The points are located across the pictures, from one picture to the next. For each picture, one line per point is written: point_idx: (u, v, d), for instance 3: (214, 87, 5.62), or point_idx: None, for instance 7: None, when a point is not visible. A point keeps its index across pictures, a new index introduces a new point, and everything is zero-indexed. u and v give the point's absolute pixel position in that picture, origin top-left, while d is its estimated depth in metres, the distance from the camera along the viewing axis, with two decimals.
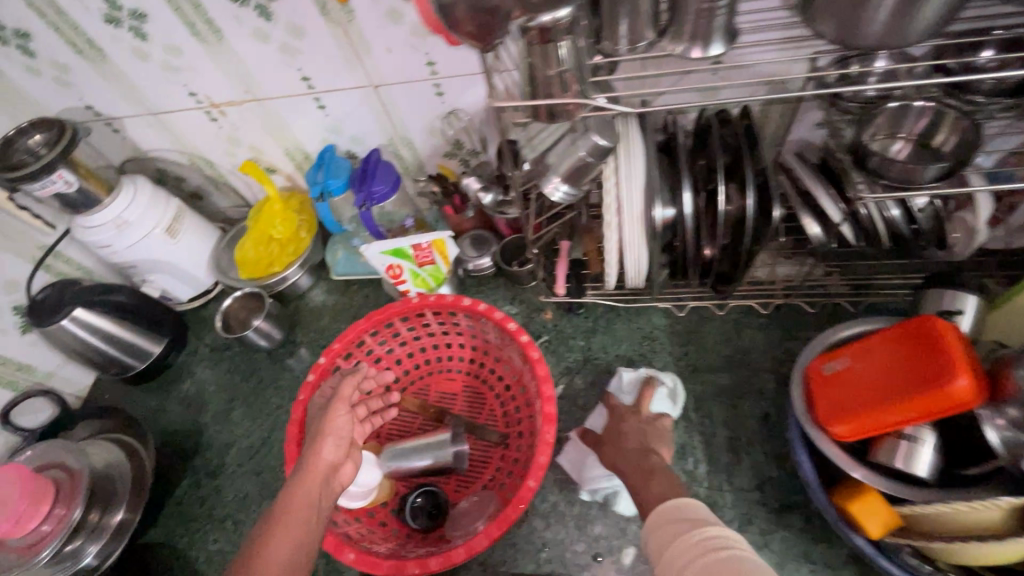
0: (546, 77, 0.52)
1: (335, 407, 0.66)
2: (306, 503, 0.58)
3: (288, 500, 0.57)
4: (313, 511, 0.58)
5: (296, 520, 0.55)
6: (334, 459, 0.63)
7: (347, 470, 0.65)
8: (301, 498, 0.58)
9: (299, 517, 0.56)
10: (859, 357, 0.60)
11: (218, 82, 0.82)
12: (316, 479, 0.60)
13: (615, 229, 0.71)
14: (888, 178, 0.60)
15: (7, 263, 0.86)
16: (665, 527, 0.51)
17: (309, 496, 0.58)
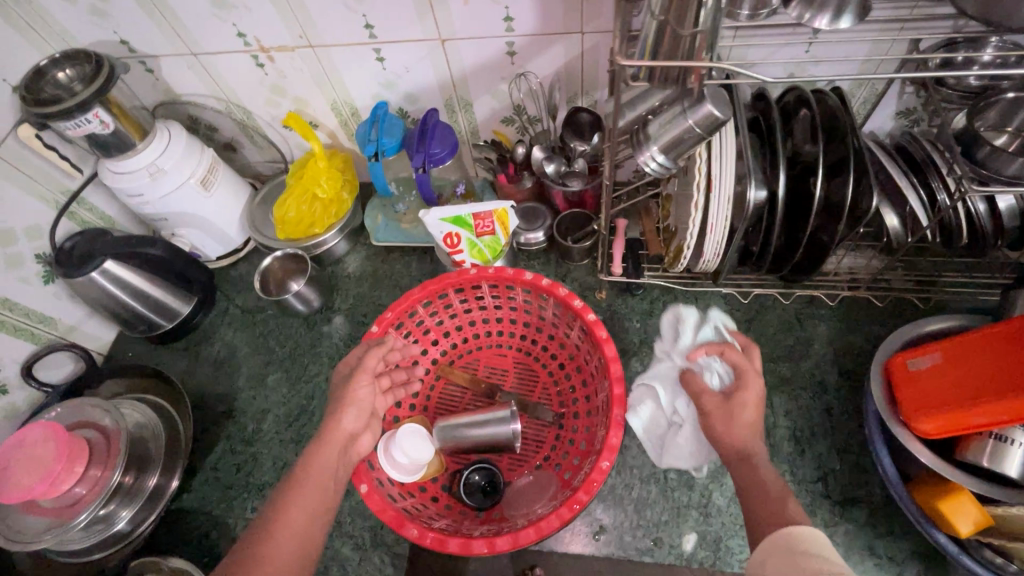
0: (674, 35, 0.47)
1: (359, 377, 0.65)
2: (324, 469, 0.58)
3: (307, 465, 0.58)
4: (331, 478, 0.58)
5: (310, 486, 0.56)
6: (355, 428, 0.63)
7: (365, 439, 0.65)
8: (320, 464, 0.58)
9: (316, 484, 0.56)
10: (952, 355, 0.59)
11: (271, 23, 0.76)
12: (337, 445, 0.60)
13: (700, 209, 0.66)
14: (997, 172, 0.59)
15: (30, 206, 0.80)
16: (786, 551, 0.46)
17: (327, 463, 0.59)
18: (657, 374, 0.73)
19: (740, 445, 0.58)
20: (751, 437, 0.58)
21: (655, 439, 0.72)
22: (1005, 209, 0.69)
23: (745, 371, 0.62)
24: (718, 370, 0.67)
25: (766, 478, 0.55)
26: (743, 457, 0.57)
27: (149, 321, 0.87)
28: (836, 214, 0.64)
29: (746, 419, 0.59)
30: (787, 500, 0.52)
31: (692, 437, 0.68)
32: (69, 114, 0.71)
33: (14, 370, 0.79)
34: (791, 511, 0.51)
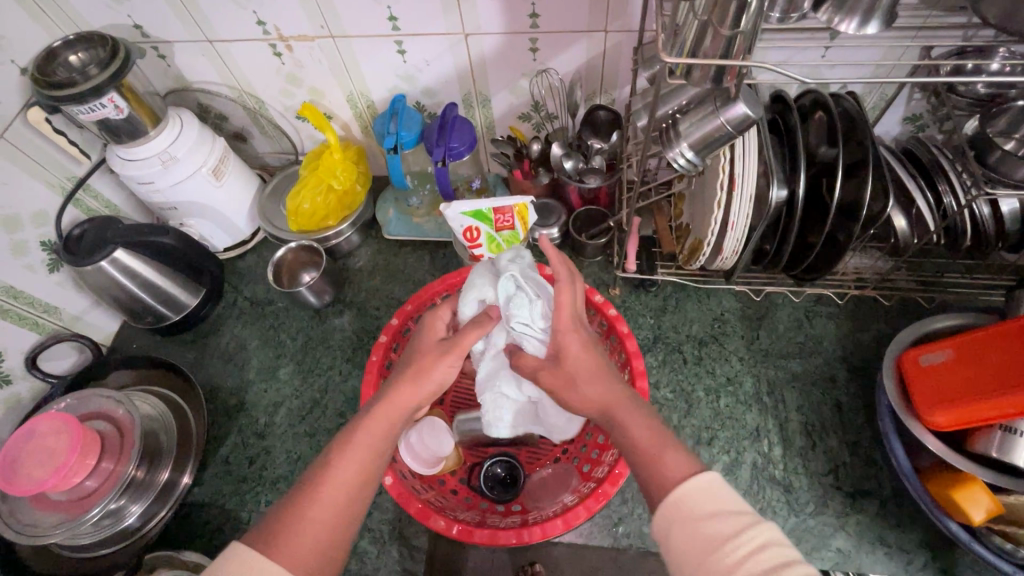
0: (715, 35, 0.48)
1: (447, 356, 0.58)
2: (381, 435, 0.52)
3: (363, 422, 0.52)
4: (387, 446, 0.52)
5: (361, 449, 0.50)
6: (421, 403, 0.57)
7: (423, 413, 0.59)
8: (378, 427, 0.52)
9: (364, 454, 0.50)
10: (965, 351, 0.61)
11: (293, 12, 0.75)
12: (400, 412, 0.55)
13: (722, 207, 0.67)
14: (1006, 176, 0.61)
15: (36, 192, 0.78)
16: (683, 524, 0.41)
17: (383, 428, 0.53)
18: (493, 370, 0.69)
19: (595, 403, 0.53)
20: (592, 388, 0.54)
21: (535, 418, 0.72)
22: (1008, 212, 0.72)
23: (563, 323, 0.58)
24: (525, 320, 0.64)
25: (632, 430, 0.49)
26: (605, 412, 0.52)
27: (157, 313, 0.86)
28: (852, 214, 0.66)
29: (579, 372, 0.55)
30: (665, 453, 0.46)
31: (553, 408, 0.68)
32: (83, 98, 0.70)
33: (17, 360, 0.77)
34: (673, 470, 0.45)
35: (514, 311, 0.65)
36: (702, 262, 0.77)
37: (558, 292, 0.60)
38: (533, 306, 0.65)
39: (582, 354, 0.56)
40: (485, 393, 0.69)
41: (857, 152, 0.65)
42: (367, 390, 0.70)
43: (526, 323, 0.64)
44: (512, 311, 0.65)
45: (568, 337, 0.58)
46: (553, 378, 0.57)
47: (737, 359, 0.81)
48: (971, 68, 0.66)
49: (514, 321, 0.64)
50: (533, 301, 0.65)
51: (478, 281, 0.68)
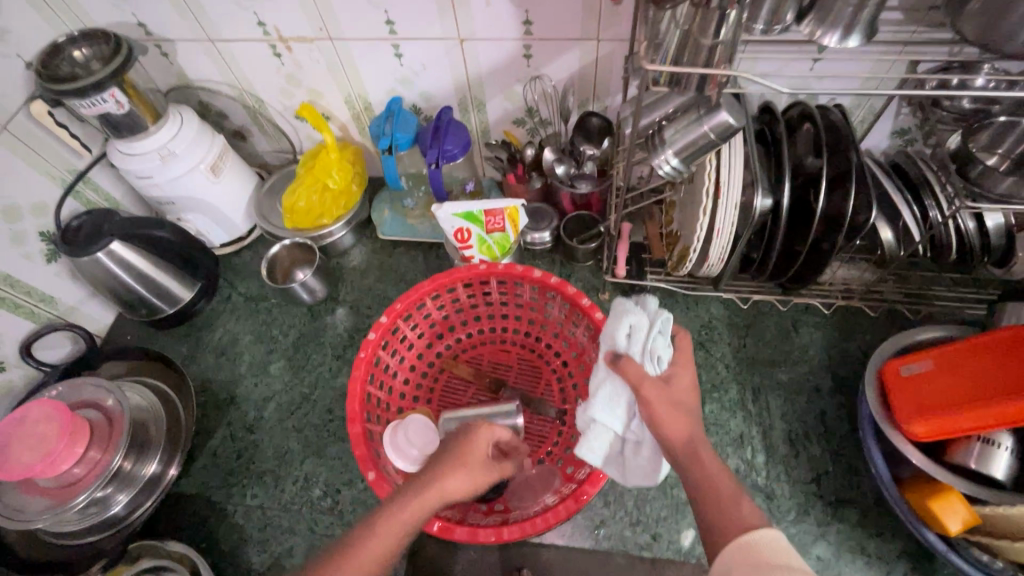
0: (698, 44, 0.49)
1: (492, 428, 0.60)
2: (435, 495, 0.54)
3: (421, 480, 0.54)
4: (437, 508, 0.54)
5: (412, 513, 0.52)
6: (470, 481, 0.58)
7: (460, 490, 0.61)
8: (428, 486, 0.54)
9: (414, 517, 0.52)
10: (945, 362, 0.61)
11: (293, 14, 0.76)
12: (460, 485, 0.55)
13: (708, 214, 0.68)
14: (986, 190, 0.62)
15: (37, 183, 0.79)
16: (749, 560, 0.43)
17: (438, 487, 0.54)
18: (614, 395, 0.61)
19: (682, 435, 0.54)
20: (684, 419, 0.55)
21: (615, 458, 0.63)
22: (993, 227, 0.73)
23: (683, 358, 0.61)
24: (657, 351, 0.60)
25: (709, 475, 0.50)
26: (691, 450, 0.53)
27: (152, 306, 0.87)
28: (835, 225, 0.67)
29: (679, 404, 0.56)
30: (740, 498, 0.48)
31: (650, 456, 0.60)
32: (84, 93, 0.71)
33: (12, 348, 0.78)
34: (748, 519, 0.46)
35: (652, 349, 0.60)
36: (688, 267, 0.77)
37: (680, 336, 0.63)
38: (669, 347, 0.61)
39: (689, 393, 0.57)
40: (596, 411, 0.61)
41: (841, 163, 0.66)
42: (356, 386, 0.71)
43: (659, 360, 0.60)
44: (652, 345, 0.61)
45: (680, 373, 0.59)
46: (655, 395, 0.57)
47: (723, 366, 0.81)
48: (955, 83, 0.67)
49: (651, 352, 0.60)
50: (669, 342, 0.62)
51: (631, 310, 0.64)
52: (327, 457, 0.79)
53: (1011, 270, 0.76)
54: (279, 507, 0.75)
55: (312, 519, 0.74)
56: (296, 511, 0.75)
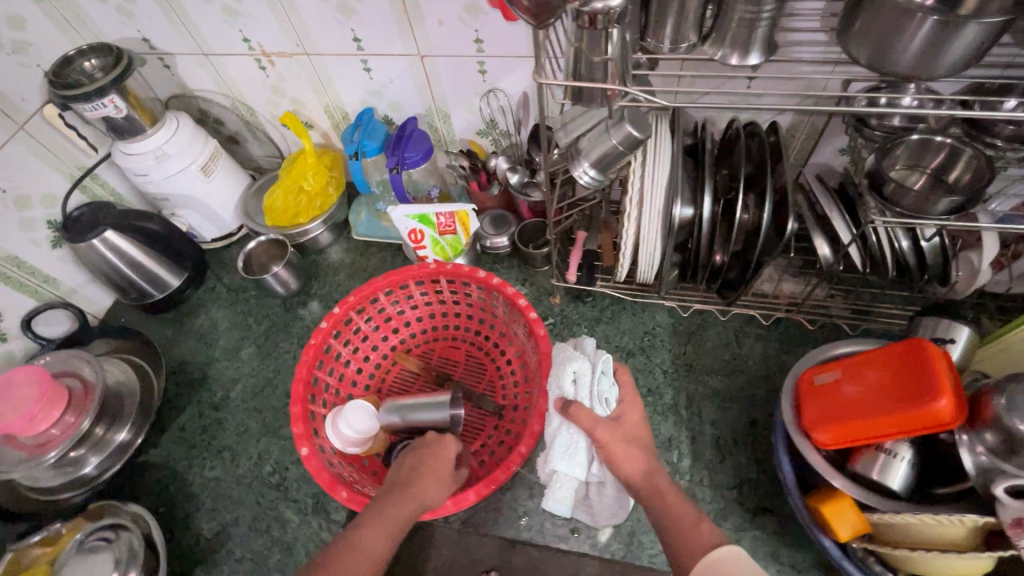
0: (591, 61, 0.54)
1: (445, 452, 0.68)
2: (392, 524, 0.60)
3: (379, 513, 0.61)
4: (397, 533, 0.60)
5: (385, 525, 0.60)
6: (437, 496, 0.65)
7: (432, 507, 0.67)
8: (385, 519, 0.60)
9: (388, 526, 0.60)
10: (852, 371, 0.61)
11: (272, 31, 0.85)
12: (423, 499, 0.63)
13: (634, 220, 0.73)
14: (902, 207, 0.63)
15: (48, 177, 0.90)
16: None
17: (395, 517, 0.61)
18: (572, 443, 0.68)
19: (640, 470, 0.61)
20: (641, 456, 0.62)
21: (585, 504, 0.71)
22: (927, 248, 0.73)
23: (629, 397, 0.68)
24: (603, 393, 0.68)
25: (667, 503, 0.58)
26: (653, 484, 0.60)
27: (142, 291, 0.96)
28: (756, 236, 0.69)
29: (631, 438, 0.63)
30: (700, 520, 0.55)
31: (614, 494, 0.69)
32: (88, 98, 0.81)
33: (15, 322, 0.88)
34: (706, 537, 0.53)
35: (600, 393, 0.68)
36: (626, 271, 0.80)
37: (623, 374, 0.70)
38: (613, 385, 0.70)
39: (637, 428, 0.65)
40: (557, 462, 0.68)
41: (763, 177, 0.69)
42: (302, 369, 0.77)
43: (607, 402, 0.68)
44: (601, 388, 0.68)
45: (627, 410, 0.67)
46: (609, 436, 0.63)
47: (661, 371, 0.83)
48: (882, 102, 0.68)
49: (599, 395, 0.68)
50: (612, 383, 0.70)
51: (574, 357, 0.71)
52: (281, 437, 0.85)
53: (953, 287, 0.76)
54: (232, 479, 0.81)
55: (260, 493, 0.80)
56: (247, 484, 0.81)
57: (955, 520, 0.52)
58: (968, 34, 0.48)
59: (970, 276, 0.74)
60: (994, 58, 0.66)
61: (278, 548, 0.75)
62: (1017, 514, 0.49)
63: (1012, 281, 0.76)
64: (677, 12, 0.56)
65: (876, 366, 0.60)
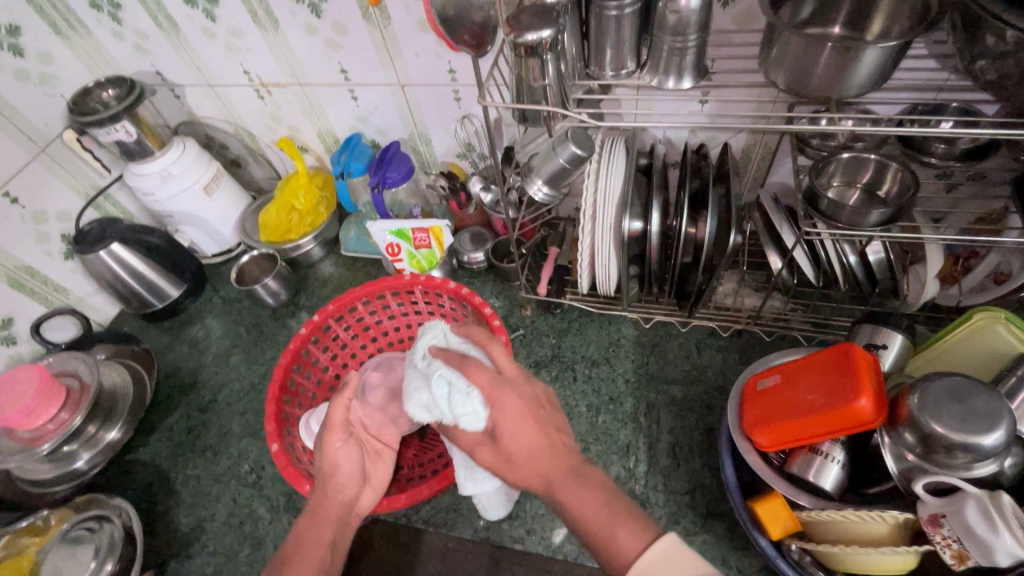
0: (532, 86, 0.59)
1: (328, 437, 0.66)
2: (319, 546, 0.60)
3: (297, 542, 0.61)
4: (327, 551, 0.61)
5: (306, 560, 0.59)
6: (346, 489, 0.66)
7: (366, 496, 0.68)
8: (303, 555, 0.59)
9: (307, 566, 0.58)
10: (789, 376, 0.63)
11: (270, 64, 0.93)
12: (328, 514, 0.63)
13: (589, 233, 0.77)
14: (840, 222, 0.66)
15: (64, 195, 0.99)
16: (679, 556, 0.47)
17: (320, 533, 0.62)
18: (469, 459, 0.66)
19: (537, 477, 0.56)
20: (540, 464, 0.56)
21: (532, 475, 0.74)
22: (875, 262, 0.76)
23: (492, 397, 0.59)
24: (461, 410, 0.59)
25: (575, 505, 0.53)
26: (547, 484, 0.56)
27: (143, 300, 1.03)
28: (703, 248, 0.73)
29: (522, 449, 0.57)
30: (615, 527, 0.51)
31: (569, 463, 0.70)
32: (102, 123, 0.90)
33: (25, 326, 0.95)
34: (626, 548, 0.49)
35: (459, 412, 0.60)
36: (587, 283, 0.84)
37: (477, 371, 0.61)
38: (468, 392, 0.60)
39: (523, 434, 0.57)
40: (465, 485, 0.68)
41: (709, 194, 0.73)
42: (278, 372, 0.81)
43: (473, 420, 0.59)
44: (451, 403, 0.61)
45: (500, 416, 0.58)
46: (492, 457, 0.59)
47: (623, 380, 0.86)
48: (823, 123, 0.72)
49: (457, 416, 0.59)
50: (469, 391, 0.60)
51: (416, 388, 0.65)
52: (260, 438, 0.89)
53: (904, 300, 0.78)
54: (212, 476, 0.86)
55: (236, 490, 0.84)
56: (225, 482, 0.85)
57: (879, 517, 0.53)
58: (868, 59, 0.52)
59: (919, 289, 0.76)
60: (927, 82, 0.70)
61: (248, 543, 0.78)
62: (933, 511, 0.50)
63: (964, 296, 0.78)
64: (614, 42, 0.62)
65: (801, 381, 0.62)
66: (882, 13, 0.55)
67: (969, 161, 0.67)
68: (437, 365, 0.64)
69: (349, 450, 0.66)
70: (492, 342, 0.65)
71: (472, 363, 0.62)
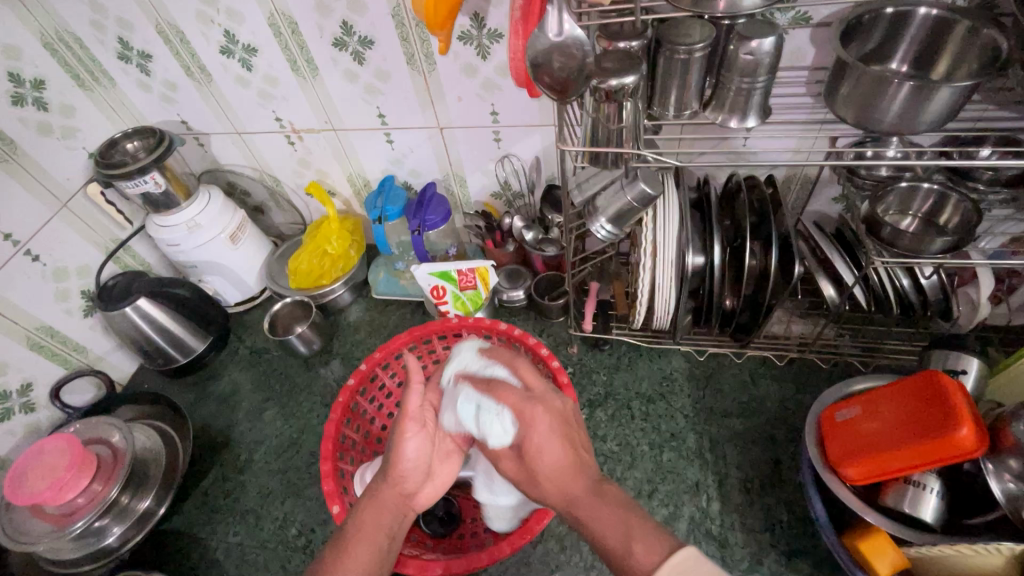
0: (607, 129, 0.60)
1: (398, 425, 0.63)
2: (376, 531, 0.58)
3: (356, 522, 0.58)
4: (384, 537, 0.58)
5: (366, 542, 0.56)
6: (410, 481, 0.63)
7: (428, 491, 0.65)
8: (365, 532, 0.57)
9: (365, 549, 0.56)
10: (868, 406, 0.63)
11: (304, 111, 0.93)
12: (391, 503, 0.60)
13: (648, 270, 0.77)
14: (900, 247, 0.67)
15: (84, 250, 0.94)
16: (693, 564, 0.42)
17: (378, 521, 0.59)
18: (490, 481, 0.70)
19: (559, 489, 0.54)
20: (569, 478, 0.54)
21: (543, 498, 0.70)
22: (928, 286, 0.76)
23: (523, 407, 0.59)
24: (489, 425, 0.60)
25: (595, 519, 0.50)
26: (568, 503, 0.53)
27: (167, 356, 0.97)
28: (765, 280, 0.74)
29: (550, 463, 0.55)
30: (631, 538, 0.46)
31: None
32: (131, 175, 0.87)
33: (43, 391, 0.89)
34: (641, 561, 0.45)
35: (487, 429, 0.60)
36: (643, 317, 0.84)
37: (506, 391, 0.61)
38: (499, 410, 0.60)
39: (547, 455, 0.55)
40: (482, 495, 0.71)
41: (767, 226, 0.74)
42: (331, 427, 0.77)
43: (502, 437, 0.59)
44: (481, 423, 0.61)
45: (529, 433, 0.57)
46: (516, 471, 0.59)
47: (682, 416, 0.84)
48: (869, 155, 0.75)
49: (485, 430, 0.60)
50: (500, 411, 0.60)
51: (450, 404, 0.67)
52: (305, 498, 0.84)
53: (956, 322, 0.79)
54: (257, 544, 0.80)
55: (285, 557, 0.78)
56: (271, 549, 0.79)
57: (992, 548, 0.52)
58: (942, 97, 0.54)
59: (972, 310, 0.77)
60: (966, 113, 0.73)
61: None
62: None
63: (1012, 313, 0.80)
64: (679, 85, 0.63)
65: (900, 393, 0.62)
66: (947, 53, 0.59)
67: (1013, 186, 0.71)
68: (464, 388, 0.65)
69: (419, 442, 0.63)
70: (518, 361, 0.66)
71: (500, 384, 0.63)
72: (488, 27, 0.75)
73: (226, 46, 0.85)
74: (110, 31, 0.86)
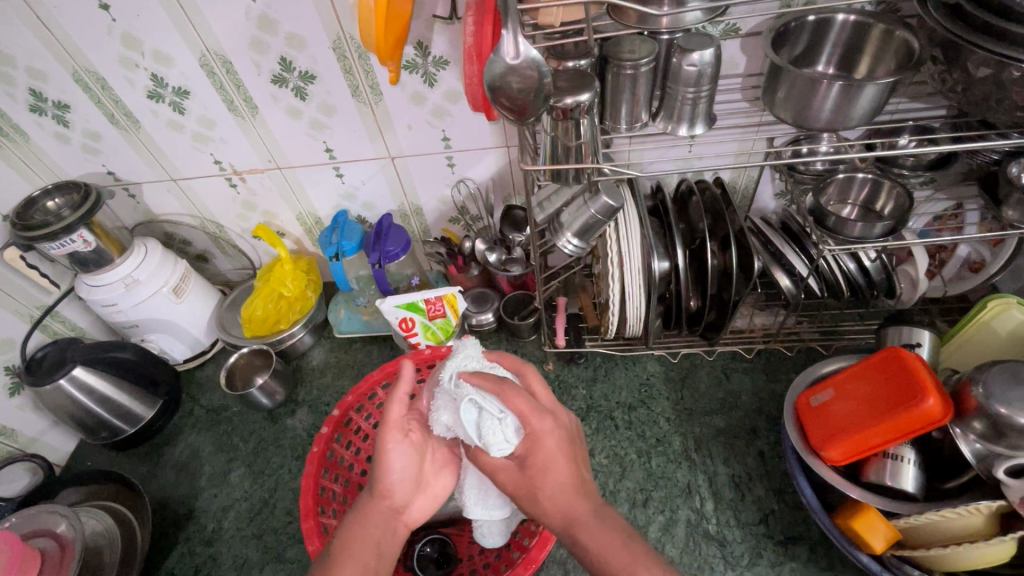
0: (568, 146, 0.60)
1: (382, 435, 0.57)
2: (364, 547, 0.53)
3: (342, 540, 0.54)
4: (372, 556, 0.53)
5: (353, 564, 0.52)
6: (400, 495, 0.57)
7: (420, 505, 0.59)
8: (354, 552, 0.52)
9: (354, 566, 0.51)
10: (841, 385, 0.66)
11: (245, 152, 0.89)
12: (378, 520, 0.55)
13: (617, 281, 0.78)
14: (844, 235, 0.71)
15: (5, 322, 0.86)
16: None
17: (365, 537, 0.54)
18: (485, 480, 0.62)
19: (556, 510, 0.51)
20: (574, 499, 0.52)
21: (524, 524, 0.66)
22: (872, 268, 0.81)
23: (532, 417, 0.53)
24: (493, 434, 0.52)
25: (600, 549, 0.49)
26: (567, 524, 0.51)
27: (112, 428, 0.89)
28: (727, 277, 0.76)
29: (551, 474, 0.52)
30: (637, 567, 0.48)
31: None
32: (55, 236, 0.79)
33: None
34: None
35: (489, 437, 0.52)
36: (615, 327, 0.84)
37: (514, 394, 0.53)
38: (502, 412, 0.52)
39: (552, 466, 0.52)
40: (472, 509, 0.63)
41: (724, 224, 0.76)
42: (309, 479, 0.72)
43: (503, 447, 0.52)
44: (476, 430, 0.53)
45: (535, 443, 0.52)
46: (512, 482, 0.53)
47: (665, 420, 0.85)
48: (804, 151, 0.80)
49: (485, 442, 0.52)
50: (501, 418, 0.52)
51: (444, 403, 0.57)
52: (286, 561, 0.78)
53: (900, 298, 0.84)
54: None
55: None
56: None
57: (972, 509, 0.55)
58: (868, 93, 0.57)
59: (913, 286, 0.83)
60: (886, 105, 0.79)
61: None
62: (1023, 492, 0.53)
63: (947, 285, 0.86)
64: (629, 99, 0.65)
65: (868, 372, 0.65)
66: (867, 56, 0.64)
67: (934, 169, 0.77)
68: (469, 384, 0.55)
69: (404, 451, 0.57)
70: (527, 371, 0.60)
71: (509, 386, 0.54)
72: (432, 55, 0.75)
73: (154, 90, 0.81)
74: (19, 82, 0.80)
